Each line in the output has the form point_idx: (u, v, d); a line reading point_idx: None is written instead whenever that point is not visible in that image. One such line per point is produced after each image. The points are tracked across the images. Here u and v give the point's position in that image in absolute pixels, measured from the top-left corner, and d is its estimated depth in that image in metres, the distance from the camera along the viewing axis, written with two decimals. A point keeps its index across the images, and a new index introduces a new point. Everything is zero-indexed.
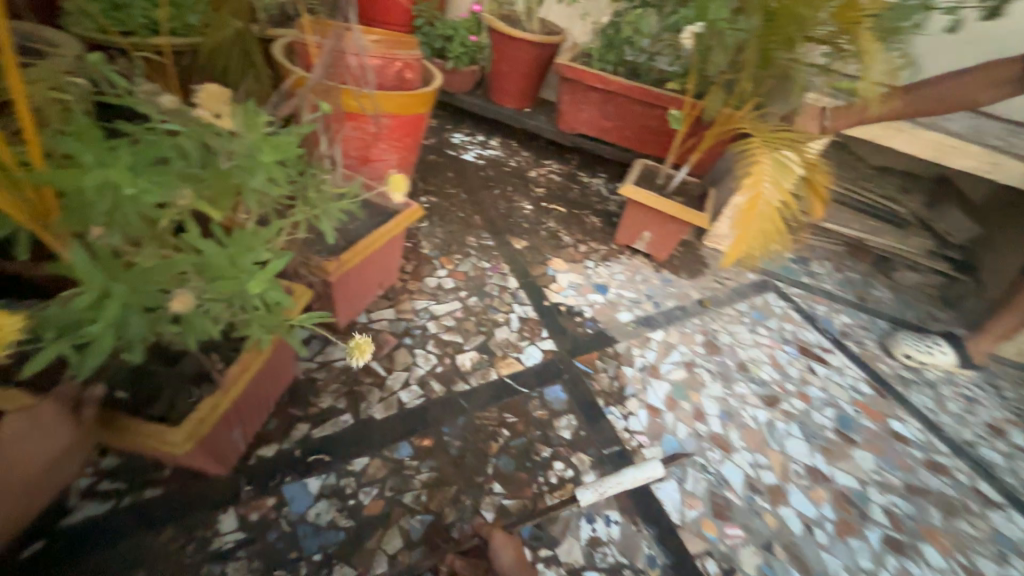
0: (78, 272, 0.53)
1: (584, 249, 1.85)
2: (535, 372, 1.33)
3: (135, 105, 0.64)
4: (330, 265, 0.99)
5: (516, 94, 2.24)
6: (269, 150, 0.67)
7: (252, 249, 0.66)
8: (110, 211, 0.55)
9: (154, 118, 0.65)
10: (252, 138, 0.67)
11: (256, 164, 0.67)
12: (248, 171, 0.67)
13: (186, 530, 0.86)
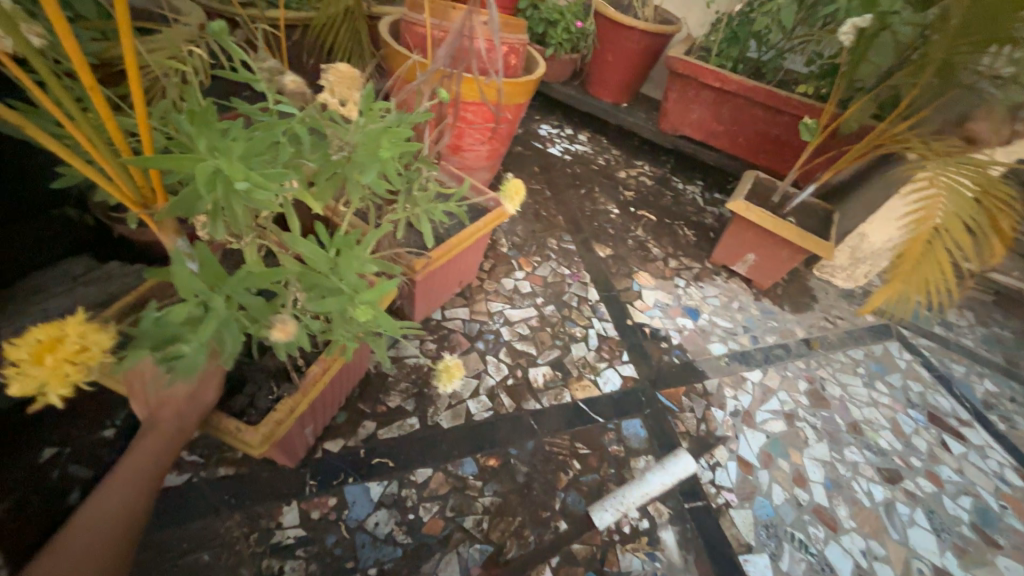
0: (178, 282, 0.50)
1: (674, 266, 1.67)
2: (613, 400, 1.20)
3: (252, 82, 0.59)
4: (419, 264, 0.93)
5: (615, 87, 2.07)
6: (384, 143, 0.59)
7: (355, 255, 0.60)
8: (218, 204, 0.50)
9: (270, 99, 0.60)
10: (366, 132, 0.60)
11: (370, 159, 0.60)
12: (358, 164, 0.61)
13: (252, 518, 0.85)
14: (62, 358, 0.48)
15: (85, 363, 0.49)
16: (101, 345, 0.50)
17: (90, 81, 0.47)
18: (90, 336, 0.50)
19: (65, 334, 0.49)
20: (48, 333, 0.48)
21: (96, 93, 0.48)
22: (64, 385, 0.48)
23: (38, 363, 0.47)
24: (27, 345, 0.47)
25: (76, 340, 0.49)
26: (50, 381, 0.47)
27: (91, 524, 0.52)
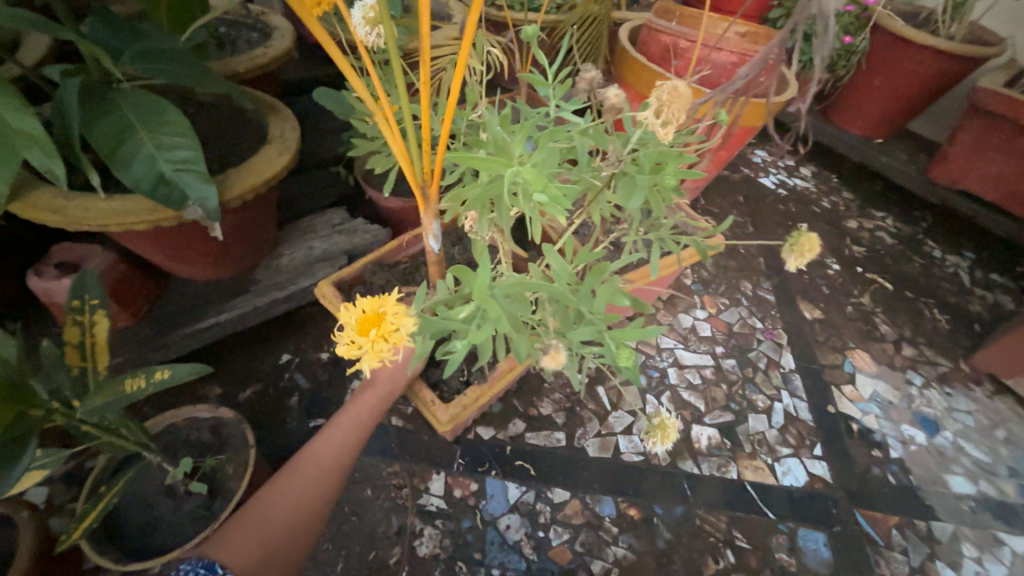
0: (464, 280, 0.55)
1: (909, 354, 1.28)
2: (790, 497, 1.00)
3: (542, 86, 0.59)
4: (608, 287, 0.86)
5: (873, 118, 1.65)
6: (671, 171, 0.55)
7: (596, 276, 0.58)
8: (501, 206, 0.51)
9: (554, 102, 0.59)
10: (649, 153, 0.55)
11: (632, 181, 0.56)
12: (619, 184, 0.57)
13: (408, 473, 0.92)
14: (382, 335, 0.46)
15: (396, 343, 0.46)
16: (409, 328, 0.47)
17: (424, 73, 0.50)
18: (405, 319, 0.47)
19: (384, 309, 0.46)
20: (373, 306, 0.46)
21: (429, 83, 0.51)
22: (377, 359, 0.46)
23: (364, 334, 0.46)
24: (356, 313, 0.46)
25: (395, 319, 0.46)
26: (369, 355, 0.46)
27: (317, 466, 0.63)
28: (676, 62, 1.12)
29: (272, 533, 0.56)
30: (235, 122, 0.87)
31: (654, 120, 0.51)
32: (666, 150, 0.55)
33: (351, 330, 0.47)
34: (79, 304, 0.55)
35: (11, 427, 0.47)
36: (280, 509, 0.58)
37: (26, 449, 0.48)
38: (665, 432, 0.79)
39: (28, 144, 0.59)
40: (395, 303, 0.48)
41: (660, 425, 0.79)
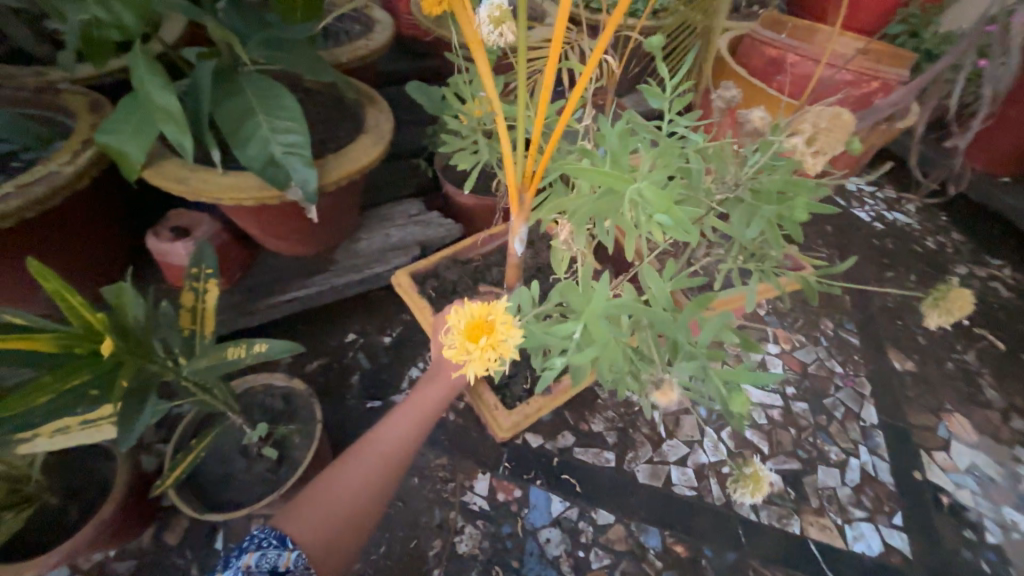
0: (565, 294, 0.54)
1: (1020, 428, 1.12)
2: (859, 565, 0.91)
3: (657, 97, 0.56)
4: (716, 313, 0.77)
5: (1002, 153, 1.44)
6: (801, 204, 0.50)
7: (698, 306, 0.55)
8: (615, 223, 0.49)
9: (668, 114, 0.56)
10: (776, 180, 0.52)
11: (753, 214, 0.53)
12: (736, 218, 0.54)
13: (455, 468, 0.93)
14: (491, 343, 0.46)
15: (503, 352, 0.46)
16: (515, 340, 0.48)
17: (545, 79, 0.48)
18: (513, 330, 0.47)
19: (494, 318, 0.47)
20: (484, 314, 0.47)
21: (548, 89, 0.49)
22: (484, 366, 0.47)
23: (473, 340, 0.46)
24: (467, 317, 0.47)
25: (503, 328, 0.47)
26: (476, 361, 0.46)
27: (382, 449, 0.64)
28: (782, 78, 1.03)
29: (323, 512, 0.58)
30: (336, 109, 0.91)
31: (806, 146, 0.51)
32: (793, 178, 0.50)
33: (459, 334, 0.47)
34: (197, 272, 0.58)
35: (135, 377, 0.52)
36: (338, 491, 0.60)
37: (147, 401, 0.53)
38: (758, 482, 0.70)
39: (165, 119, 0.65)
40: (503, 312, 0.48)
41: (752, 474, 0.71)
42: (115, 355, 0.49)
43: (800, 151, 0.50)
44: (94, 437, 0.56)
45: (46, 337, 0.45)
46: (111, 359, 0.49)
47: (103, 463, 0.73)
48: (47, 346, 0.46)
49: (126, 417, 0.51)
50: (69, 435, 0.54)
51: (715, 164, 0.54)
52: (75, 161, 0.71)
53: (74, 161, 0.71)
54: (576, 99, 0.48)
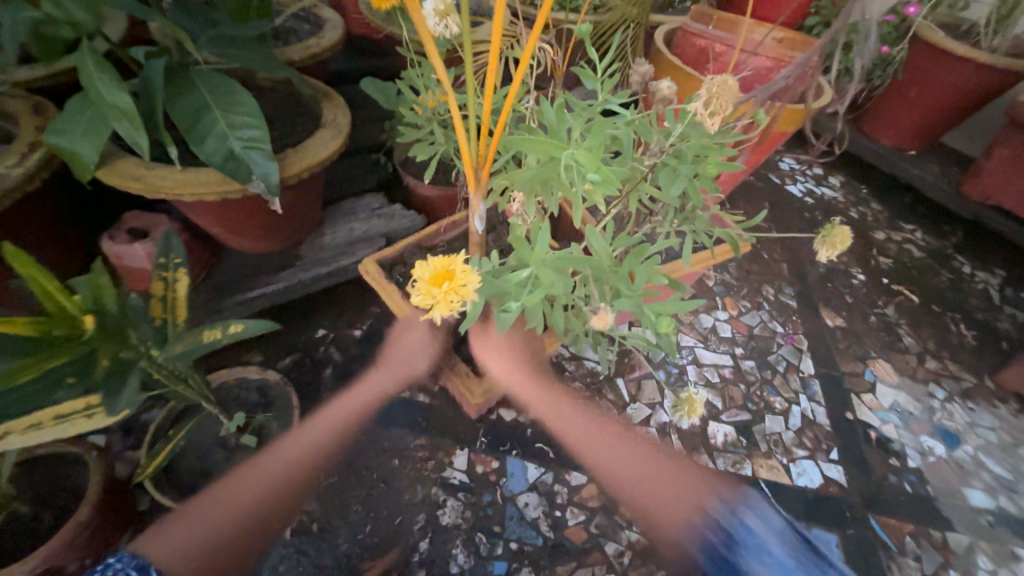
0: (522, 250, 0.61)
1: (933, 368, 1.28)
2: (804, 498, 1.02)
3: (591, 79, 0.62)
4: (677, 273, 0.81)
5: (904, 130, 1.63)
6: (711, 162, 0.58)
7: (641, 258, 0.62)
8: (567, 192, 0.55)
9: (603, 95, 0.63)
10: (693, 146, 0.59)
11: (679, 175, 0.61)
12: (663, 181, 0.61)
13: (433, 447, 0.97)
14: (454, 288, 0.51)
15: (465, 296, 0.52)
16: (474, 284, 0.53)
17: (492, 66, 0.53)
18: (471, 276, 0.52)
19: (453, 266, 0.52)
20: (444, 263, 0.51)
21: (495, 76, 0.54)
22: (448, 308, 0.52)
23: (436, 286, 0.51)
24: (429, 269, 0.52)
25: (462, 274, 0.52)
26: (441, 304, 0.51)
27: (262, 473, 0.68)
28: (711, 66, 1.13)
29: (201, 537, 0.62)
30: (292, 106, 0.93)
31: (704, 108, 0.56)
32: (705, 142, 0.58)
33: (424, 283, 0.52)
34: (165, 262, 0.59)
35: (112, 363, 0.54)
36: (224, 511, 0.64)
37: (129, 382, 0.54)
38: (692, 406, 0.79)
39: (118, 117, 0.65)
40: (462, 262, 0.53)
41: (687, 398, 0.80)
42: (91, 339, 0.51)
43: (699, 112, 0.56)
44: (86, 425, 0.56)
45: (26, 320, 0.47)
46: (89, 342, 0.51)
47: (77, 468, 0.73)
48: (25, 329, 0.47)
49: (110, 397, 0.53)
50: (38, 432, 0.54)
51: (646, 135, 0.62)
52: (24, 163, 0.70)
53: (22, 164, 0.69)
54: (519, 82, 0.53)
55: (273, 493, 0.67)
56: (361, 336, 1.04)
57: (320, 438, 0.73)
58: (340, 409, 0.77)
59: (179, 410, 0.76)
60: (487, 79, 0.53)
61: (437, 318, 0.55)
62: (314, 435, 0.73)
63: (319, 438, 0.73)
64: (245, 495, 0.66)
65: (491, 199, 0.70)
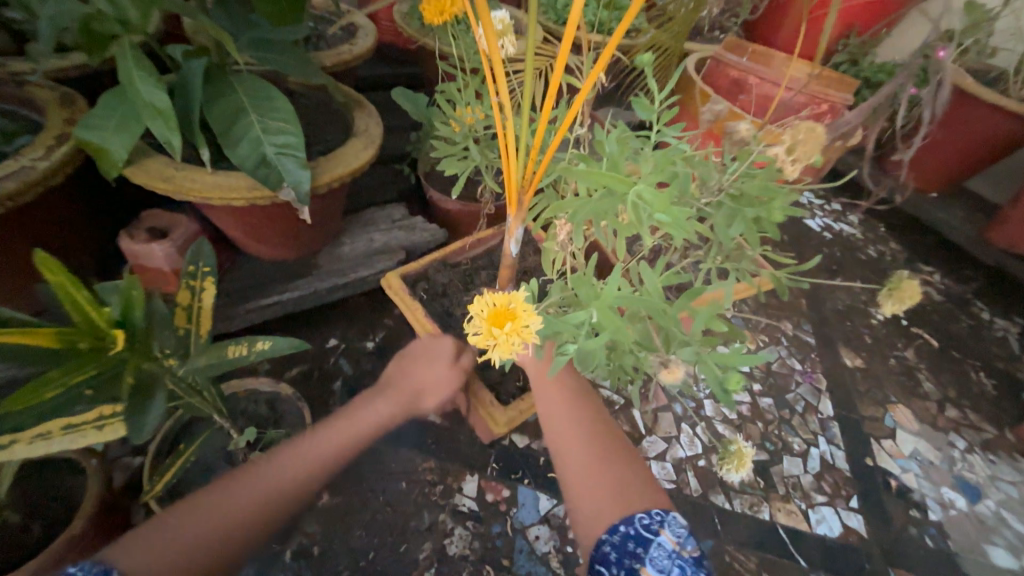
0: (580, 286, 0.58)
1: (953, 416, 1.25)
2: (823, 547, 0.98)
3: (647, 110, 0.61)
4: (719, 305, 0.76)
5: (927, 171, 1.62)
6: (777, 207, 0.58)
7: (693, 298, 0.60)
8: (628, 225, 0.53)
9: (656, 126, 0.62)
10: (755, 187, 0.58)
11: (737, 216, 0.60)
12: (720, 220, 0.60)
13: (443, 470, 0.93)
14: (516, 328, 0.50)
15: (526, 338, 0.50)
16: (534, 327, 0.51)
17: (551, 91, 0.51)
18: (534, 316, 0.51)
19: (513, 305, 0.51)
20: (505, 302, 0.50)
21: (552, 100, 0.52)
22: (508, 351, 0.50)
23: (500, 327, 0.50)
24: (489, 307, 0.51)
25: (524, 315, 0.50)
26: (502, 346, 0.50)
27: (272, 479, 0.56)
28: (746, 97, 1.12)
29: (179, 550, 0.49)
30: (324, 113, 0.92)
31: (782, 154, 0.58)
32: (770, 183, 0.57)
33: (484, 322, 0.51)
34: (194, 270, 0.57)
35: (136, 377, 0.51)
36: (204, 528, 0.51)
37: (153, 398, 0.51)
38: (742, 459, 0.72)
39: (154, 115, 0.63)
40: (522, 301, 0.52)
41: (737, 451, 0.72)
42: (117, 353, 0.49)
43: (781, 159, 0.57)
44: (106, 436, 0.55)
45: (51, 331, 0.44)
46: (114, 356, 0.49)
47: (74, 475, 0.70)
48: (48, 340, 0.45)
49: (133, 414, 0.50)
50: (50, 440, 0.52)
51: (699, 171, 0.60)
52: (50, 156, 0.67)
53: (49, 157, 0.67)
54: (578, 109, 0.51)
55: (266, 511, 0.54)
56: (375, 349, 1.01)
57: (340, 451, 0.61)
58: (368, 418, 0.64)
59: (186, 421, 0.72)
60: (545, 103, 0.51)
61: (495, 359, 0.53)
62: (321, 444, 0.60)
63: (343, 444, 0.61)
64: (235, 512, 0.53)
65: (528, 223, 0.68)
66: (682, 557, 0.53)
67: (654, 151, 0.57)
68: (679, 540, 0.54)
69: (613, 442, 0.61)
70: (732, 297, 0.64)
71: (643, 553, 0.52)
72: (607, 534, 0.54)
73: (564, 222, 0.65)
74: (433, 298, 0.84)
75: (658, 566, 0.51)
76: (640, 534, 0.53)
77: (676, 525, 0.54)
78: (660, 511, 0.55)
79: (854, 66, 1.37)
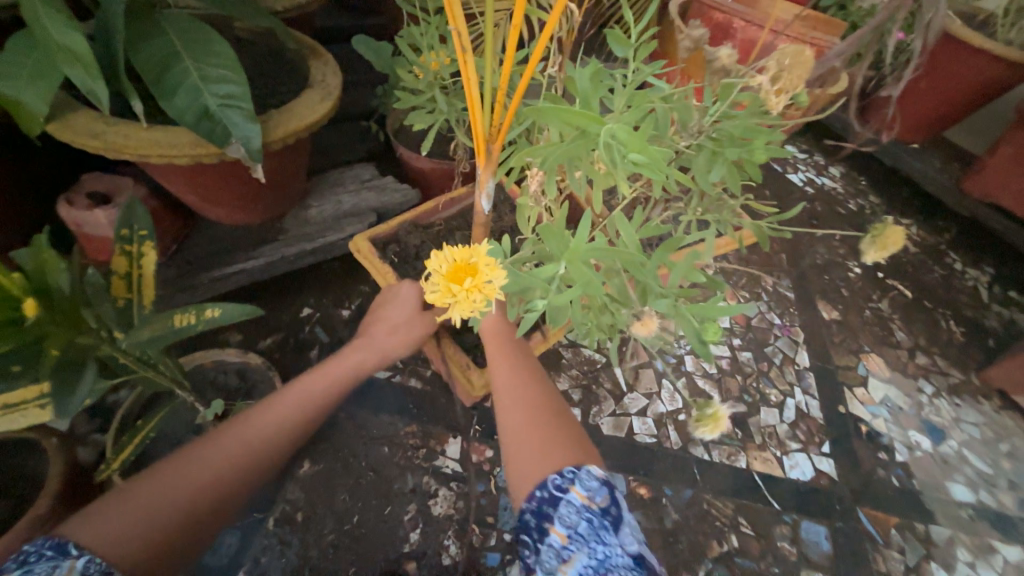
0: (551, 242, 0.55)
1: (923, 363, 1.29)
2: (796, 491, 1.02)
3: (622, 45, 0.57)
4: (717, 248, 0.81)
5: (912, 120, 1.58)
6: (760, 146, 0.54)
7: (669, 251, 0.57)
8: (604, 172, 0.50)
9: (634, 64, 0.57)
10: (736, 127, 0.54)
11: (717, 160, 0.56)
12: (700, 166, 0.57)
13: (425, 435, 0.93)
14: (477, 285, 0.47)
15: (489, 294, 0.48)
16: (497, 284, 0.49)
17: (515, 23, 0.46)
18: (497, 271, 0.48)
19: (474, 259, 0.48)
20: (465, 256, 0.48)
21: (517, 33, 0.47)
22: (469, 309, 0.48)
23: (457, 282, 0.47)
24: (448, 262, 0.48)
25: (484, 269, 0.48)
26: (462, 303, 0.48)
27: (233, 446, 0.53)
28: (734, 40, 1.05)
29: (131, 521, 0.45)
30: (275, 63, 0.84)
31: (770, 85, 0.55)
32: (753, 123, 0.54)
33: (442, 279, 0.48)
34: (128, 234, 0.52)
35: (69, 350, 0.48)
36: (170, 492, 0.47)
37: (87, 374, 0.49)
38: (716, 421, 0.73)
39: (70, 61, 0.56)
40: (485, 255, 0.49)
41: (712, 414, 0.72)
42: (41, 323, 0.46)
43: (766, 90, 0.54)
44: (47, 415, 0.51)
45: None
46: (32, 328, 0.45)
47: (34, 455, 0.67)
48: None
49: (62, 393, 0.47)
50: None
51: (678, 113, 0.56)
52: None
53: None
54: (544, 43, 0.46)
55: (236, 473, 0.51)
56: (349, 316, 0.97)
57: (303, 411, 0.59)
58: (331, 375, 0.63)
59: (149, 395, 0.70)
60: (508, 36, 0.46)
61: (456, 319, 0.50)
62: (283, 406, 0.58)
63: (308, 405, 0.59)
64: (202, 474, 0.50)
65: (499, 176, 0.64)
66: (592, 512, 0.51)
67: (631, 92, 0.53)
68: (591, 496, 0.52)
69: (538, 402, 0.62)
70: (714, 248, 0.62)
71: (552, 510, 0.52)
72: (527, 500, 0.54)
73: (537, 174, 0.62)
74: (405, 261, 0.81)
75: (565, 524, 0.50)
76: (552, 494, 0.52)
77: (587, 480, 0.53)
78: (573, 468, 0.54)
79: (840, 10, 1.32)
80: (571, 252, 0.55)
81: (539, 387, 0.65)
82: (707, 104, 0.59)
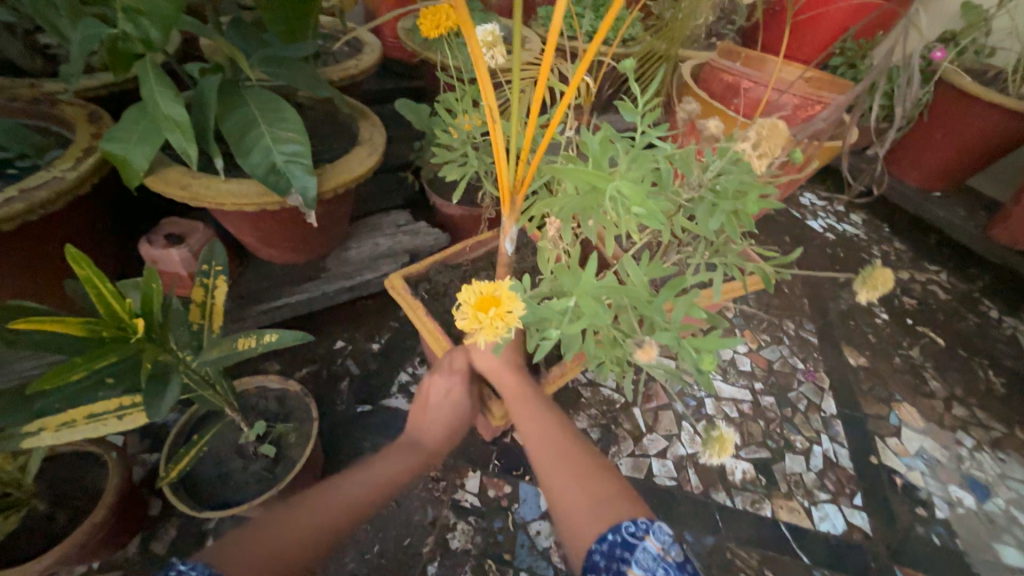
0: (566, 281, 0.61)
1: (960, 414, 1.23)
2: (826, 544, 0.98)
3: (630, 111, 0.65)
4: (728, 292, 0.85)
5: (929, 170, 1.61)
6: (751, 199, 0.60)
7: (675, 291, 0.62)
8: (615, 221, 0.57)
9: (641, 127, 0.65)
10: (732, 181, 0.61)
11: (716, 209, 0.62)
12: (702, 215, 0.63)
13: (446, 468, 0.95)
14: (499, 313, 0.53)
15: (509, 321, 0.53)
16: (517, 313, 0.54)
17: (539, 96, 0.54)
18: (516, 302, 0.54)
19: (498, 291, 0.54)
20: (490, 289, 0.53)
21: (540, 104, 0.55)
22: (493, 334, 0.53)
23: (484, 312, 0.53)
24: (475, 294, 0.54)
25: (506, 301, 0.53)
26: (487, 329, 0.53)
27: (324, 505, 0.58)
28: (738, 101, 1.11)
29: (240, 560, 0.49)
30: (331, 124, 0.97)
31: (753, 150, 0.61)
32: (745, 179, 0.60)
33: (470, 308, 0.54)
34: (207, 268, 0.61)
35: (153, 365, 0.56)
36: (275, 537, 0.52)
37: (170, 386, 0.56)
38: (724, 443, 0.69)
39: (172, 128, 0.68)
40: (507, 288, 0.55)
41: (718, 435, 0.69)
42: (140, 340, 0.54)
43: (749, 154, 0.61)
44: (126, 425, 0.59)
45: (77, 320, 0.49)
46: (133, 343, 0.53)
47: (95, 467, 0.74)
48: (74, 328, 0.49)
49: (149, 401, 0.55)
50: (75, 428, 0.56)
51: (682, 168, 0.63)
52: (77, 167, 0.73)
53: (76, 168, 0.73)
54: (564, 111, 0.54)
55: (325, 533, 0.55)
56: (380, 349, 1.04)
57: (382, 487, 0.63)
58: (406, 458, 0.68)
59: (200, 415, 0.77)
60: (533, 106, 0.54)
61: (479, 343, 0.55)
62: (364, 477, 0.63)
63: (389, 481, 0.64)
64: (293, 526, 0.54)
65: (522, 222, 0.71)
66: (668, 563, 0.50)
67: (638, 151, 0.61)
68: (665, 548, 0.52)
69: (585, 461, 0.62)
70: (720, 289, 0.67)
71: (629, 555, 0.50)
72: (596, 543, 0.53)
73: (554, 219, 0.69)
74: (434, 298, 0.88)
75: (643, 567, 0.49)
76: (626, 540, 0.52)
77: (661, 532, 0.53)
78: (645, 519, 0.54)
79: (848, 70, 1.39)
80: (582, 288, 0.61)
81: (571, 436, 0.66)
82: (709, 161, 0.65)
